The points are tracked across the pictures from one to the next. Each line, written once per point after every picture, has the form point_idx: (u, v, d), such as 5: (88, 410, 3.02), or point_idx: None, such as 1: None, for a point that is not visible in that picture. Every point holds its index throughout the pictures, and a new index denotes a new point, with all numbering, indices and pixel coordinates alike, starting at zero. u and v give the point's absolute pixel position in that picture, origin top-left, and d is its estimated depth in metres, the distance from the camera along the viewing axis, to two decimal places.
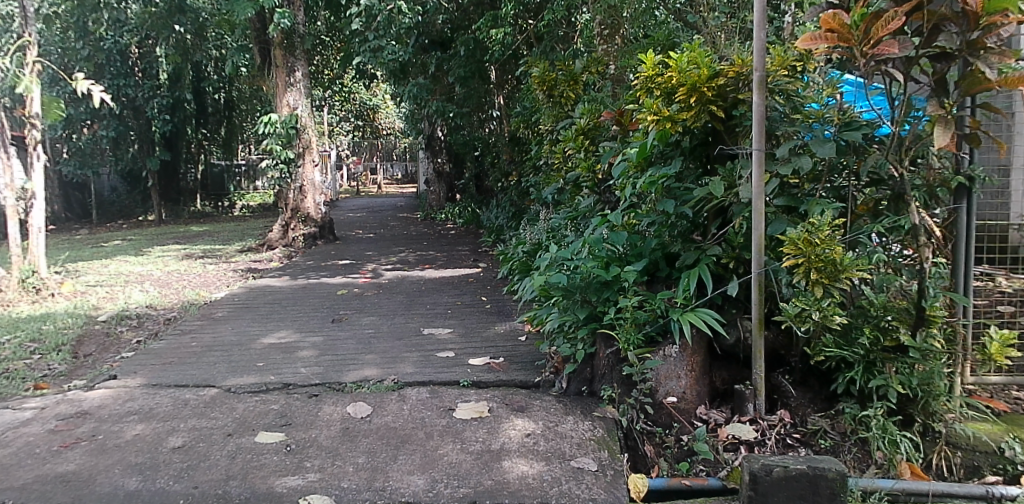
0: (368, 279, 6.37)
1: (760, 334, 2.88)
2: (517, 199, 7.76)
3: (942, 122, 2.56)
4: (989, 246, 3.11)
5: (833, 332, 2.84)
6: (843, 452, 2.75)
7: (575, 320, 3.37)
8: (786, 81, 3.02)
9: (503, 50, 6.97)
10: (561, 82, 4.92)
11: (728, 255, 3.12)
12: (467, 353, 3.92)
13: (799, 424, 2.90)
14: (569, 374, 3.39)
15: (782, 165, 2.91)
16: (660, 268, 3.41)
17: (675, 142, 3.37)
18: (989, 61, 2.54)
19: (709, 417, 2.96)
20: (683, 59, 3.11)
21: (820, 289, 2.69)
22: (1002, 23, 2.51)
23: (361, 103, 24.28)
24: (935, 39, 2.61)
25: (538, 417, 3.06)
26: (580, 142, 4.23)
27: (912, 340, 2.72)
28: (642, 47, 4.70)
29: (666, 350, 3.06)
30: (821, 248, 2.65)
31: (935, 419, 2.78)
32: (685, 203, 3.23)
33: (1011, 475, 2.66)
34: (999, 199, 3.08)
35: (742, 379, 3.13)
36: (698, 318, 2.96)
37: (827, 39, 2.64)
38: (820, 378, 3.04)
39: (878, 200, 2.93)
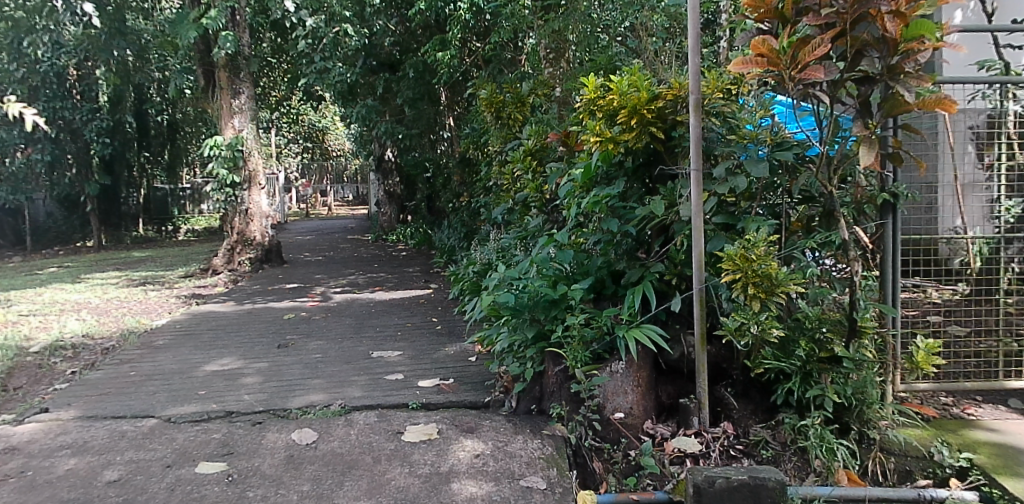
0: (317, 303, 6.27)
1: (703, 349, 2.95)
2: (467, 219, 7.78)
3: (866, 143, 2.69)
4: (915, 258, 3.24)
5: (771, 345, 2.94)
6: (784, 461, 2.83)
7: (524, 339, 3.38)
8: (721, 103, 3.14)
9: (450, 72, 7.01)
10: (509, 104, 4.95)
11: (671, 271, 3.21)
12: (417, 375, 3.90)
13: (742, 435, 2.98)
14: (518, 393, 3.39)
15: (720, 185, 3.02)
16: (606, 285, 3.46)
17: (618, 162, 3.45)
18: (908, 85, 2.66)
19: (656, 431, 3.01)
20: (624, 82, 3.22)
21: (757, 303, 2.77)
22: (918, 49, 2.65)
23: (311, 125, 24.03)
24: (858, 64, 2.73)
25: (487, 437, 3.05)
26: (528, 163, 4.29)
27: (846, 350, 2.83)
28: (586, 70, 4.88)
29: (613, 366, 3.11)
30: (757, 264, 2.74)
31: (870, 427, 2.86)
32: (629, 221, 3.31)
33: (940, 478, 2.75)
34: (930, 213, 3.24)
35: (687, 392, 3.18)
36: (643, 335, 3.02)
37: (757, 63, 2.77)
38: (760, 389, 3.12)
39: (811, 217, 3.07)
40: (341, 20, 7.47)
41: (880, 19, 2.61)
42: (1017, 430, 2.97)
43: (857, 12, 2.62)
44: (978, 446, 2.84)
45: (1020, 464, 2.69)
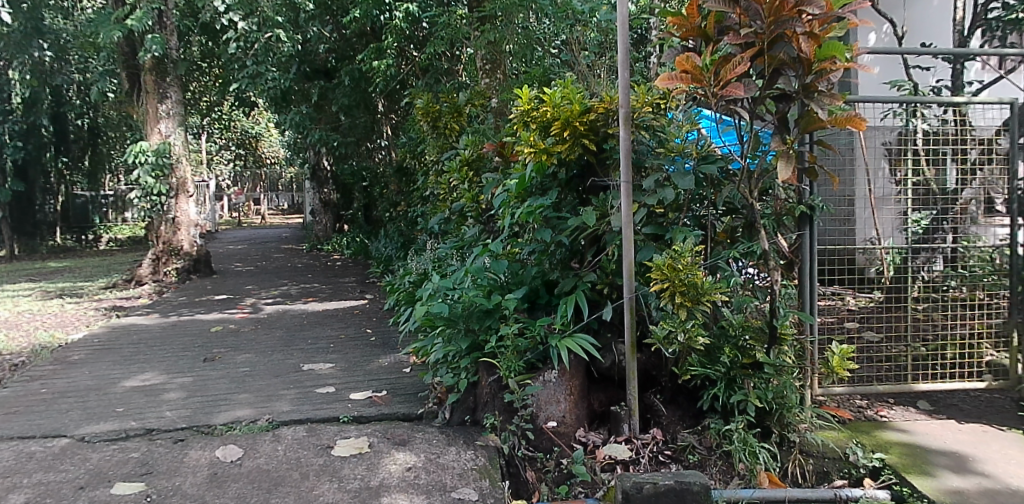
0: (246, 315, 6.08)
1: (633, 357, 3.01)
2: (405, 229, 7.72)
3: (784, 156, 2.81)
4: (837, 268, 3.40)
5: (697, 352, 3.03)
6: (709, 466, 2.92)
7: (458, 350, 3.36)
8: (651, 117, 3.20)
9: (386, 80, 6.95)
10: (446, 114, 4.94)
11: (603, 281, 3.27)
12: (348, 388, 3.83)
13: (670, 441, 3.06)
14: (452, 404, 3.36)
15: (649, 196, 3.11)
16: (539, 295, 3.49)
17: (552, 174, 3.49)
18: (821, 103, 2.80)
19: (588, 439, 3.06)
20: (557, 95, 3.29)
21: (684, 312, 2.86)
22: (831, 69, 2.77)
23: (243, 132, 23.37)
24: (775, 82, 2.86)
25: (420, 450, 3.02)
26: (464, 173, 4.30)
27: (767, 356, 2.96)
28: (520, 82, 5.02)
29: (545, 375, 3.14)
30: (684, 273, 2.83)
31: (789, 430, 2.98)
32: (562, 231, 3.35)
33: (855, 478, 2.86)
34: (847, 226, 3.47)
35: (618, 400, 3.24)
36: (575, 344, 3.05)
37: (683, 78, 2.86)
38: (688, 395, 3.21)
39: (735, 228, 3.17)
40: (273, 25, 7.27)
41: (795, 39, 2.74)
42: (924, 431, 3.14)
43: (774, 32, 2.74)
44: (890, 446, 2.99)
45: (927, 462, 2.85)
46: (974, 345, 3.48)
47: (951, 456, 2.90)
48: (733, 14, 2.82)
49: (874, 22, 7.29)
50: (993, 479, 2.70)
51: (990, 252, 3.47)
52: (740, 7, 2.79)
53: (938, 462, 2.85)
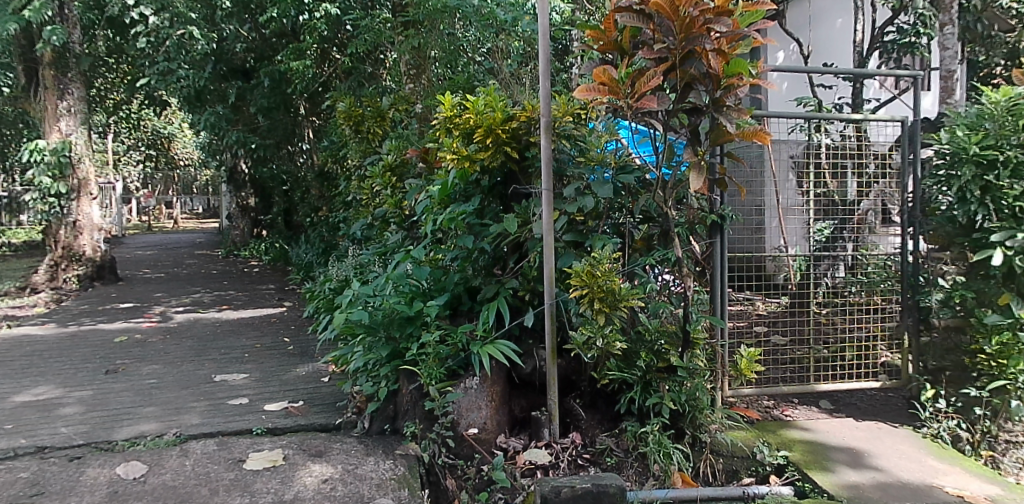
0: (153, 324, 5.77)
1: (553, 363, 3.05)
2: (326, 235, 7.55)
3: (696, 168, 2.94)
4: (751, 275, 3.54)
5: (615, 357, 3.10)
6: (626, 468, 2.99)
7: (378, 358, 3.30)
8: (571, 126, 3.28)
9: (305, 82, 6.78)
10: (368, 118, 4.88)
11: (525, 287, 3.29)
12: (263, 399, 3.70)
13: (589, 444, 3.12)
14: (371, 413, 3.29)
15: (569, 204, 3.15)
16: (462, 302, 3.49)
17: (475, 180, 3.49)
18: (730, 117, 2.94)
19: (509, 445, 3.08)
20: (480, 101, 3.29)
21: (603, 317, 2.92)
22: (738, 85, 2.92)
23: (155, 132, 22.25)
24: (687, 96, 2.97)
25: (337, 461, 2.95)
26: (387, 179, 4.24)
27: (680, 360, 3.07)
28: (443, 88, 5.03)
29: (466, 382, 3.13)
30: (602, 280, 2.89)
31: (701, 431, 3.09)
32: (484, 237, 3.35)
33: (762, 475, 3.00)
34: (758, 234, 3.61)
35: (538, 405, 3.28)
36: (497, 350, 3.07)
37: (600, 90, 2.94)
38: (606, 399, 3.29)
39: (651, 235, 3.28)
40: (184, 21, 6.92)
41: (705, 55, 2.85)
42: (825, 428, 3.32)
43: (685, 48, 2.86)
44: (794, 443, 3.15)
45: (826, 459, 3.02)
46: (871, 346, 3.61)
47: (849, 451, 3.08)
48: (647, 29, 2.92)
49: (783, 41, 7.70)
50: (885, 473, 2.89)
51: (885, 259, 3.70)
52: (653, 23, 2.90)
53: (837, 457, 3.02)
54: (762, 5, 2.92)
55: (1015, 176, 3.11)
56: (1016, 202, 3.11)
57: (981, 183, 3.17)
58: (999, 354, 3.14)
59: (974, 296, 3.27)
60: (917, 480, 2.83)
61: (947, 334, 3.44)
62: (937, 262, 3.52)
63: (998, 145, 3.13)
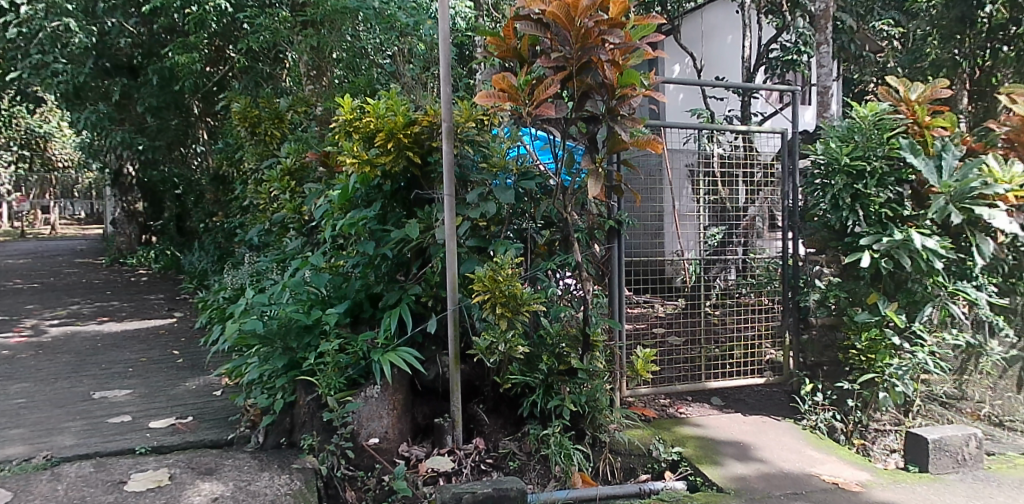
0: (23, 338, 5.30)
1: (456, 368, 3.04)
2: (222, 241, 7.23)
3: (594, 175, 3.03)
4: (651, 279, 3.69)
5: (518, 361, 3.14)
6: (528, 470, 3.03)
7: (274, 369, 3.19)
8: (474, 133, 3.29)
9: (194, 80, 6.46)
10: (265, 120, 4.73)
11: (427, 293, 3.27)
12: (148, 416, 3.48)
13: (492, 449, 3.14)
14: (266, 427, 3.16)
15: (472, 209, 3.16)
16: (363, 309, 3.39)
17: (376, 185, 3.41)
18: (624, 126, 3.04)
19: (411, 453, 3.05)
20: (381, 105, 3.25)
21: (505, 322, 2.95)
22: (632, 95, 3.01)
23: (30, 130, 20.51)
24: (584, 105, 3.05)
25: (229, 478, 2.81)
26: (285, 183, 4.11)
27: (581, 362, 3.13)
28: (344, 91, 4.94)
29: (367, 391, 3.08)
30: (504, 285, 2.92)
31: (601, 431, 3.15)
32: (385, 243, 3.29)
33: (657, 471, 3.12)
34: (657, 239, 3.75)
35: (441, 412, 3.28)
36: (398, 357, 3.03)
37: (500, 97, 3.00)
38: (509, 404, 3.32)
39: (554, 241, 3.33)
40: (60, 13, 6.50)
41: (601, 66, 2.96)
42: (716, 424, 3.48)
43: (581, 58, 2.94)
44: (687, 440, 3.28)
45: (716, 453, 3.17)
46: (757, 345, 3.82)
47: (736, 445, 3.24)
48: (545, 38, 2.99)
49: (678, 54, 8.08)
50: (769, 464, 3.06)
51: (770, 264, 3.88)
52: (550, 32, 2.97)
53: (726, 451, 3.17)
54: (653, 20, 3.05)
55: (880, 186, 3.41)
56: (880, 210, 3.41)
57: (852, 191, 3.43)
58: (868, 350, 3.39)
59: (846, 296, 3.55)
60: (797, 470, 3.02)
61: (824, 331, 3.71)
62: (814, 263, 3.78)
63: (865, 157, 3.40)
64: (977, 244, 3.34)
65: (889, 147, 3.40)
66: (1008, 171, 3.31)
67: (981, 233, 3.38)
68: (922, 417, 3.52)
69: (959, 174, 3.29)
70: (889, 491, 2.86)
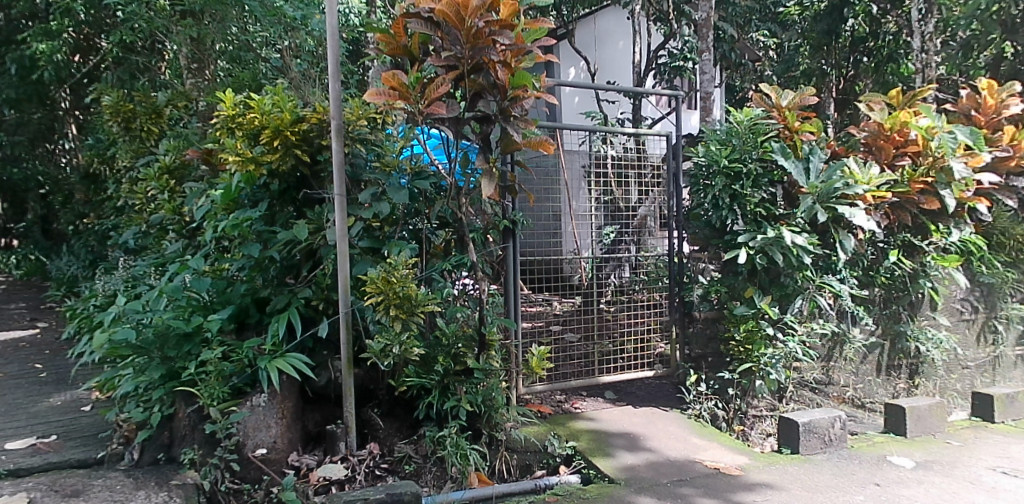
0: None
1: (349, 372, 2.97)
2: (94, 244, 6.71)
3: (488, 175, 3.05)
4: (550, 279, 3.76)
5: (413, 363, 3.09)
6: (424, 473, 3.02)
7: (150, 381, 2.98)
8: (366, 131, 3.18)
9: (58, 70, 5.97)
10: (140, 115, 4.46)
11: (318, 296, 3.17)
12: (3, 436, 3.16)
13: (387, 453, 3.08)
14: (142, 443, 2.96)
15: (364, 209, 3.08)
16: (249, 314, 3.23)
17: (263, 184, 3.27)
18: (517, 127, 3.08)
19: (301, 463, 2.94)
20: (266, 101, 3.12)
21: (399, 324, 2.91)
22: (524, 96, 3.05)
23: None
24: (477, 105, 3.04)
25: (98, 499, 2.59)
26: (164, 182, 3.88)
27: (476, 362, 3.12)
28: (226, 85, 4.71)
29: (253, 400, 2.95)
30: (398, 286, 2.87)
31: (497, 430, 3.16)
32: (272, 245, 3.17)
33: (552, 466, 3.18)
34: (554, 238, 3.80)
35: (334, 418, 3.20)
36: (286, 364, 2.92)
37: (391, 95, 2.93)
38: (404, 406, 3.27)
39: (450, 241, 3.33)
40: None
41: (493, 67, 2.98)
42: (608, 417, 3.59)
43: (473, 58, 2.95)
44: (581, 434, 3.36)
45: (607, 445, 3.27)
46: (648, 338, 3.99)
47: (626, 437, 3.36)
48: (436, 37, 2.96)
49: (572, 57, 8.26)
50: (656, 453, 3.19)
51: (658, 261, 4.03)
52: (441, 31, 2.95)
53: (617, 443, 3.28)
54: (543, 24, 3.10)
55: (755, 186, 3.62)
56: (756, 208, 3.62)
57: (730, 192, 3.63)
58: (746, 340, 3.60)
59: (726, 290, 3.76)
60: (681, 457, 3.16)
61: (707, 324, 3.94)
62: (698, 261, 4.03)
63: (742, 159, 3.60)
64: (840, 240, 3.60)
65: (762, 150, 3.62)
66: (867, 173, 3.61)
67: (843, 230, 3.65)
68: (795, 402, 3.80)
69: (824, 176, 3.56)
70: (765, 473, 3.05)
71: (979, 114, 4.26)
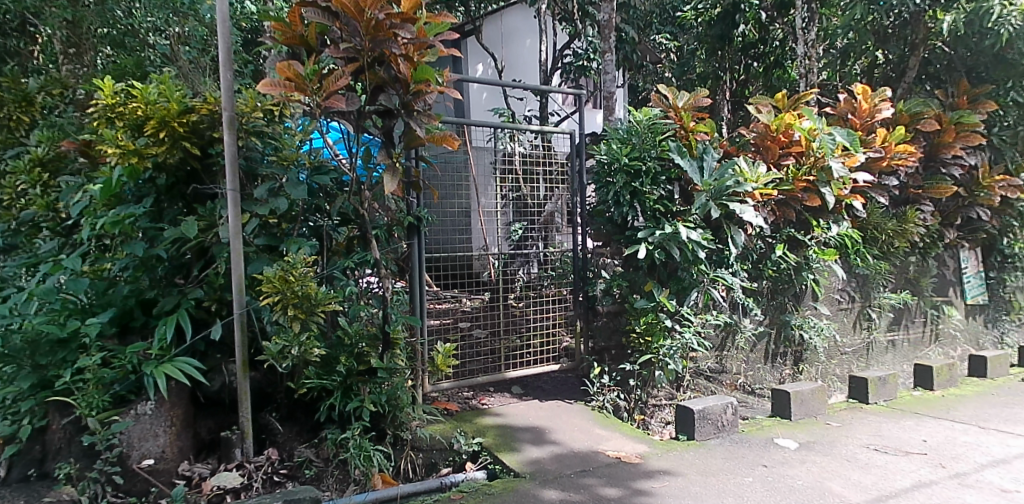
0: None
1: (245, 376, 2.86)
2: None
3: (390, 170, 2.98)
4: (458, 274, 3.78)
5: (313, 364, 2.99)
6: (326, 477, 2.93)
7: (19, 391, 2.75)
8: (261, 123, 3.02)
9: None
10: (8, 102, 4.06)
11: (210, 297, 3.02)
12: None
13: (286, 459, 2.99)
14: (10, 458, 2.73)
15: (261, 205, 2.93)
16: (134, 317, 3.03)
17: (148, 179, 3.07)
18: (420, 122, 3.04)
19: (193, 472, 2.80)
20: (150, 89, 2.92)
21: (297, 324, 2.81)
22: (426, 91, 3.00)
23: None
24: (378, 98, 2.98)
25: None
26: (35, 175, 3.54)
27: (380, 361, 3.05)
28: (106, 72, 4.39)
29: (138, 408, 2.77)
30: (296, 285, 2.78)
31: (402, 429, 3.12)
32: (158, 243, 2.98)
33: (458, 463, 3.17)
34: (464, 235, 3.84)
35: (228, 424, 3.05)
36: (175, 369, 2.76)
37: (286, 86, 2.82)
38: (304, 409, 3.17)
39: (352, 239, 3.23)
40: None
41: (394, 60, 2.90)
42: (514, 412, 3.62)
43: (373, 50, 2.89)
44: (486, 430, 3.37)
45: (513, 439, 3.29)
46: (553, 332, 4.05)
47: (532, 430, 3.40)
48: (335, 27, 2.88)
49: (479, 54, 8.27)
50: (561, 445, 3.25)
51: (565, 256, 4.10)
52: (339, 22, 2.87)
53: (522, 437, 3.31)
54: (445, 18, 3.06)
55: (654, 184, 3.75)
56: (654, 205, 3.75)
57: (631, 189, 3.74)
58: (646, 332, 3.71)
59: (627, 284, 3.87)
60: (585, 448, 3.23)
61: (610, 318, 4.03)
62: (600, 256, 4.10)
63: (641, 157, 3.72)
64: (731, 235, 3.80)
65: (660, 149, 3.75)
66: (755, 172, 3.82)
67: (734, 226, 3.85)
68: (692, 391, 3.96)
69: (716, 174, 3.73)
70: (663, 459, 3.16)
71: (855, 117, 4.59)
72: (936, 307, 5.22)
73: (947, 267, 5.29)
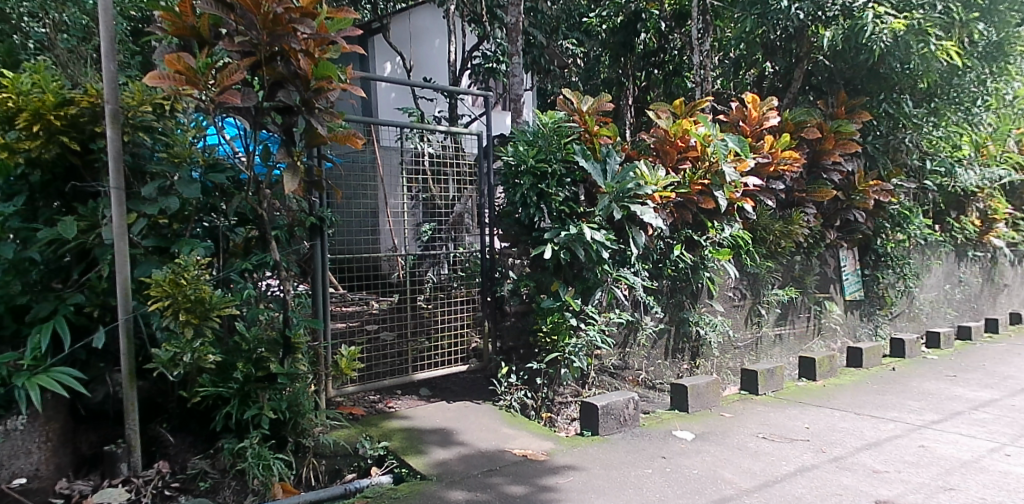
0: None
1: (131, 386, 2.70)
2: None
3: (290, 169, 2.89)
4: (365, 275, 3.69)
5: (208, 372, 2.85)
6: (222, 489, 2.80)
7: None
8: (149, 117, 2.84)
9: None
10: None
11: (92, 302, 2.81)
12: None
13: (178, 471, 2.85)
14: None
15: (148, 204, 2.80)
16: (4, 325, 2.79)
17: (20, 175, 2.84)
18: (322, 120, 2.97)
19: (71, 490, 2.65)
20: (22, 78, 2.69)
21: (190, 330, 2.67)
22: (328, 88, 2.93)
23: None
24: (276, 95, 2.89)
25: None
26: None
27: (280, 366, 2.94)
28: None
29: (8, 423, 2.55)
30: (188, 289, 2.64)
31: (304, 436, 3.03)
32: (32, 245, 2.76)
33: (363, 469, 3.12)
34: (371, 236, 3.78)
35: (114, 437, 2.89)
36: (51, 380, 2.56)
37: (176, 79, 2.69)
38: (199, 419, 3.02)
39: (250, 240, 3.12)
40: None
41: (294, 55, 2.83)
42: (422, 414, 3.60)
43: (271, 44, 2.80)
44: (393, 433, 3.33)
45: (419, 442, 3.27)
46: (462, 333, 4.05)
47: (439, 432, 3.39)
48: (229, 20, 2.78)
49: (388, 53, 8.15)
50: (468, 446, 3.26)
51: (473, 255, 4.11)
52: (235, 14, 2.76)
53: (429, 439, 3.30)
54: (347, 14, 2.99)
55: (559, 186, 3.83)
56: (560, 206, 3.83)
57: (537, 190, 3.81)
58: (552, 331, 3.79)
59: (534, 285, 3.93)
60: (492, 447, 3.26)
61: (518, 318, 4.10)
62: (507, 257, 4.16)
63: (547, 159, 3.79)
64: (633, 236, 3.95)
65: (565, 152, 3.84)
66: (655, 174, 3.96)
67: (635, 227, 3.99)
68: (596, 387, 4.07)
69: (618, 177, 3.85)
70: (568, 456, 3.24)
71: (744, 125, 4.86)
72: (818, 303, 5.61)
73: (828, 265, 5.70)
